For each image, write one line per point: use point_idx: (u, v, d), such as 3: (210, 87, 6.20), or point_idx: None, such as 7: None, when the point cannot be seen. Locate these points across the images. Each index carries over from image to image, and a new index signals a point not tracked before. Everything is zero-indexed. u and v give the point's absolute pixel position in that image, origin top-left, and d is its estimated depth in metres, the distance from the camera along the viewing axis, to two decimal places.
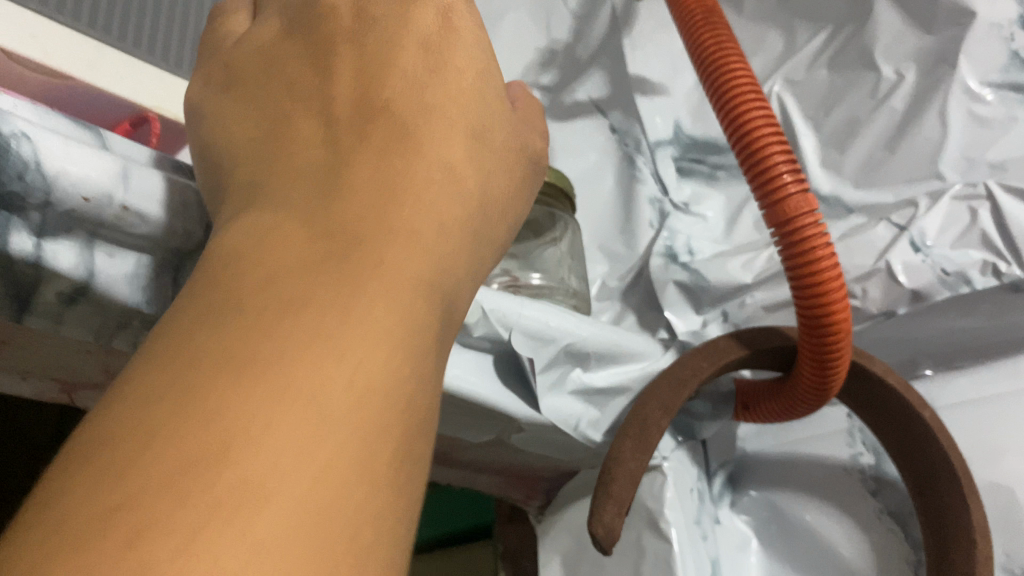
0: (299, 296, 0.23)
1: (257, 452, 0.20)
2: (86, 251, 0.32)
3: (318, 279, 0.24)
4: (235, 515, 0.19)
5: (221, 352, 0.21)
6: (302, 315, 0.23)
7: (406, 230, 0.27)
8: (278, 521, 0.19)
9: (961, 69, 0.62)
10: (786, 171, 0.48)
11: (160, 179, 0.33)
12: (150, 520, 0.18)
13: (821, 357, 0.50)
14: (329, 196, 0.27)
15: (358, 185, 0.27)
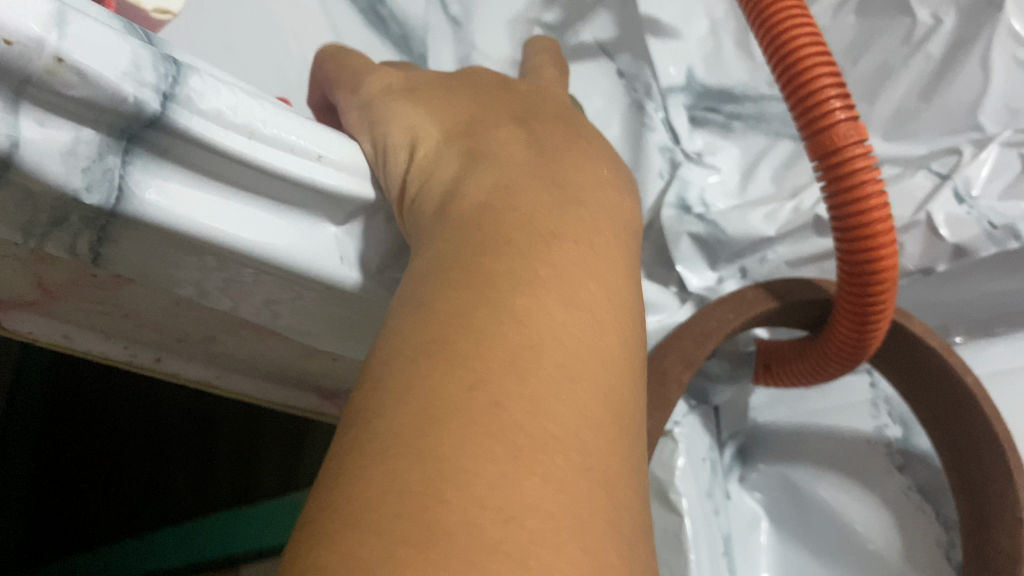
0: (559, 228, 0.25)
1: (569, 357, 0.21)
2: (8, 114, 0.25)
3: (567, 215, 0.26)
4: (559, 408, 0.20)
5: (510, 275, 0.23)
6: (564, 244, 0.24)
7: (612, 184, 0.29)
8: (585, 417, 0.20)
9: (1007, 11, 0.57)
10: (835, 97, 0.42)
11: (107, 32, 0.26)
12: (496, 421, 0.19)
13: (864, 311, 0.45)
14: (547, 148, 0.29)
15: (564, 144, 0.30)
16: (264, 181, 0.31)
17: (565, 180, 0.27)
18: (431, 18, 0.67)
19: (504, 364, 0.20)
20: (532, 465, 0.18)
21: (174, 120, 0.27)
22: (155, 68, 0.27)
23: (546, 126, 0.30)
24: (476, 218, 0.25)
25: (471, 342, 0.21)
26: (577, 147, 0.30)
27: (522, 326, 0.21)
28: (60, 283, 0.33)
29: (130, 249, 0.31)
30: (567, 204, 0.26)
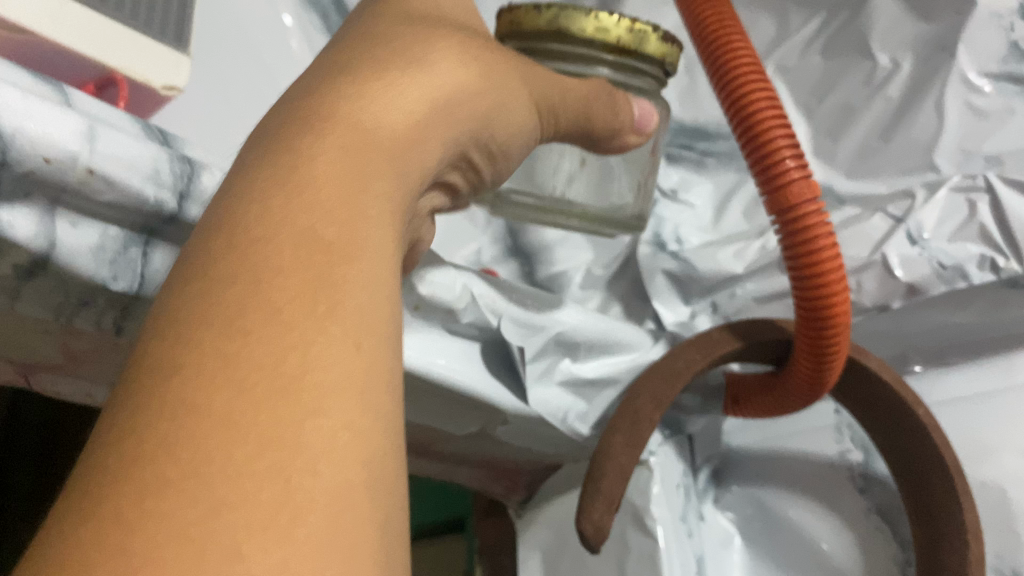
0: (296, 148, 0.24)
1: (197, 416, 0.19)
2: (47, 220, 0.29)
3: (298, 175, 0.23)
4: (185, 453, 0.18)
5: (238, 191, 0.23)
6: (305, 149, 0.24)
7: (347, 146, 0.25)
8: (199, 479, 0.18)
9: (959, 59, 0.59)
10: (789, 156, 0.45)
11: (132, 141, 0.29)
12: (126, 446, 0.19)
13: (817, 349, 0.49)
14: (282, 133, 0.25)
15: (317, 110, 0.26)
16: None
17: (282, 165, 0.24)
18: None
19: (204, 280, 0.21)
20: (198, 389, 0.19)
21: (188, 214, 0.31)
22: (172, 167, 0.30)
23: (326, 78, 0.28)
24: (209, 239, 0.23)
25: (189, 267, 0.22)
26: (381, 53, 0.28)
27: (237, 242, 0.22)
28: (85, 351, 0.37)
29: (150, 325, 0.35)
30: (272, 204, 0.23)
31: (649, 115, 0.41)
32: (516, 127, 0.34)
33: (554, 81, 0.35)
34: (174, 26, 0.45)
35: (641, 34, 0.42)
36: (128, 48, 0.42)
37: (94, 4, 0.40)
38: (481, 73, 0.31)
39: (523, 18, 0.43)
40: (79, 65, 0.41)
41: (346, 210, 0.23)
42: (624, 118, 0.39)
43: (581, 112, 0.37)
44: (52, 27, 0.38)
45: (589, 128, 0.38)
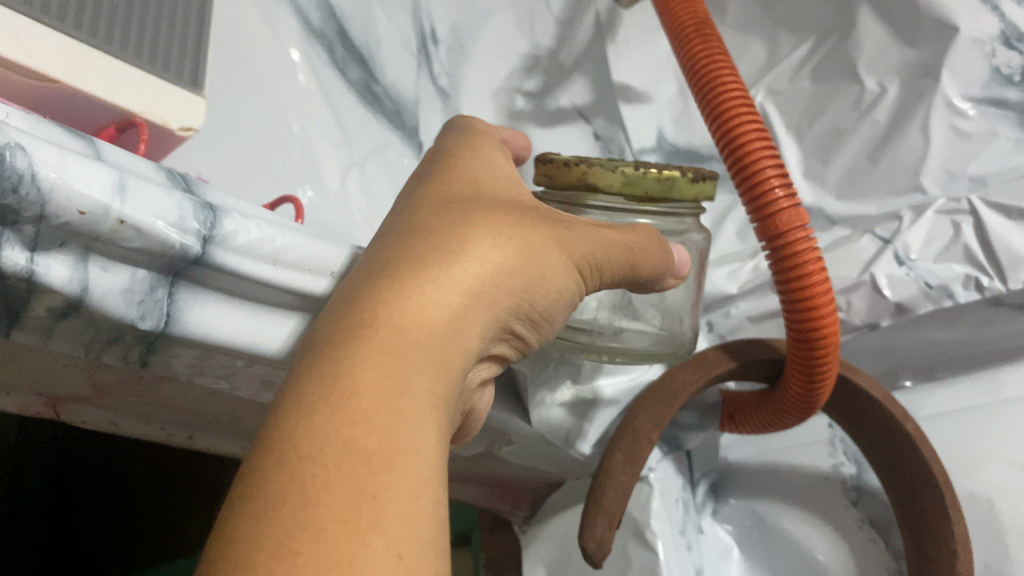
0: (397, 285, 0.27)
1: (297, 495, 0.21)
2: (80, 265, 0.31)
3: (395, 307, 0.27)
4: (287, 523, 0.20)
5: (342, 314, 0.26)
6: (405, 292, 0.27)
7: (442, 294, 0.28)
8: (292, 550, 0.20)
9: (943, 83, 0.61)
10: (778, 185, 0.47)
11: (158, 191, 0.31)
12: (241, 511, 0.21)
13: (810, 368, 0.51)
14: (389, 266, 0.28)
15: (418, 246, 0.29)
16: (282, 294, 0.36)
17: (389, 296, 0.27)
18: (422, 90, 0.72)
19: (314, 385, 0.24)
20: (307, 445, 0.22)
21: (212, 257, 0.33)
22: (196, 216, 0.32)
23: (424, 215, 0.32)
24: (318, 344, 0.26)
25: (301, 370, 0.25)
26: (469, 211, 0.32)
27: (337, 357, 0.25)
28: (110, 383, 0.39)
29: (173, 358, 0.37)
30: (376, 330, 0.26)
31: (684, 260, 0.44)
32: (576, 294, 0.36)
33: (620, 248, 0.37)
34: (190, 68, 0.47)
35: (670, 182, 0.44)
36: (148, 94, 0.44)
37: (117, 52, 0.43)
38: (556, 242, 0.34)
39: (557, 171, 0.45)
40: (102, 110, 0.43)
41: (435, 354, 0.26)
42: (657, 268, 0.41)
43: (635, 266, 0.39)
44: (81, 78, 0.41)
45: (638, 278, 0.40)
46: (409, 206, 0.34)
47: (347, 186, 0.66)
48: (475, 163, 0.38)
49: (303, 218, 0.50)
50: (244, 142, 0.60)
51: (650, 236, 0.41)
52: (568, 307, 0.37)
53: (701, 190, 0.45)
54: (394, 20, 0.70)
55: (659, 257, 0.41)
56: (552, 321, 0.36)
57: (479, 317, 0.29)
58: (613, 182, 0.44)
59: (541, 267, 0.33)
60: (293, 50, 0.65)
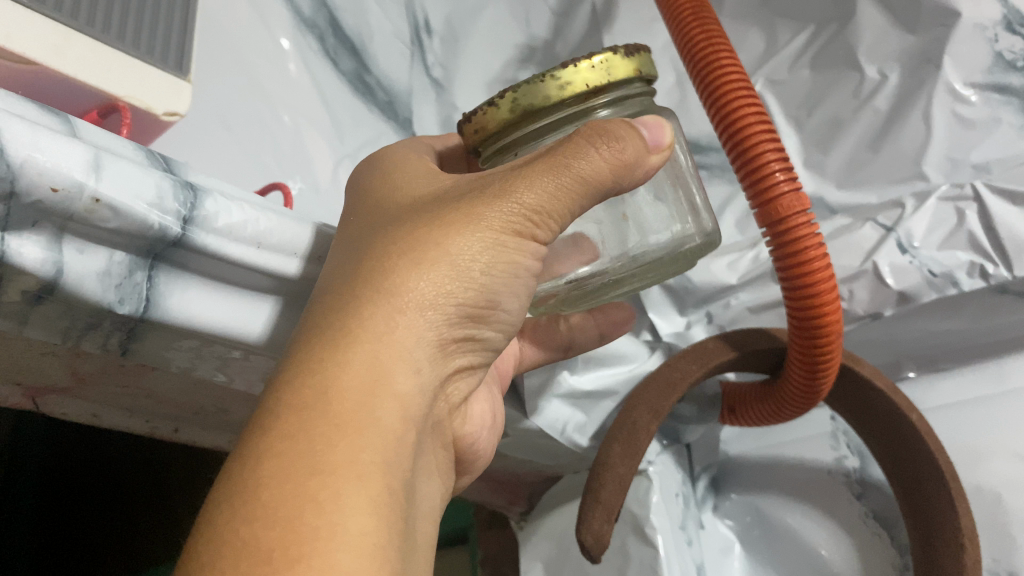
0: (295, 373, 0.29)
1: None
2: (55, 246, 0.30)
3: (304, 387, 0.28)
4: None
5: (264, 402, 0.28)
6: (317, 369, 0.29)
7: (354, 363, 0.29)
8: None
9: (945, 70, 0.59)
10: (779, 169, 0.46)
11: (136, 169, 0.30)
12: None
13: (811, 356, 0.49)
14: (303, 346, 0.30)
15: (330, 319, 0.31)
16: (263, 278, 0.35)
17: (299, 378, 0.28)
18: (415, 81, 0.72)
19: (232, 482, 0.25)
20: (224, 549, 0.24)
21: (192, 238, 0.32)
22: (176, 196, 0.31)
23: (343, 271, 0.33)
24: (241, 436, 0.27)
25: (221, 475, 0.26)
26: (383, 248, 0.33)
27: (253, 449, 0.26)
28: (91, 372, 0.38)
29: (153, 346, 0.35)
30: (286, 414, 0.27)
31: (660, 131, 0.35)
32: (527, 267, 0.35)
33: (582, 181, 0.32)
34: (174, 53, 0.46)
35: (606, 65, 0.34)
36: (132, 79, 0.43)
37: (99, 35, 0.41)
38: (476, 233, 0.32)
39: (484, 119, 0.35)
40: (83, 94, 0.41)
41: (341, 424, 0.27)
42: (632, 154, 0.33)
43: (609, 173, 0.33)
44: (61, 61, 0.39)
45: (623, 180, 0.34)
46: (330, 262, 0.35)
47: (339, 177, 0.65)
48: (389, 188, 0.37)
49: (291, 205, 0.48)
50: (233, 133, 0.58)
51: (597, 132, 0.33)
52: (528, 279, 0.36)
53: (641, 63, 0.36)
54: (387, 11, 0.70)
55: (627, 143, 0.33)
56: (506, 310, 0.35)
57: (398, 369, 0.30)
58: (547, 94, 0.34)
59: (456, 286, 0.32)
60: (284, 40, 0.64)
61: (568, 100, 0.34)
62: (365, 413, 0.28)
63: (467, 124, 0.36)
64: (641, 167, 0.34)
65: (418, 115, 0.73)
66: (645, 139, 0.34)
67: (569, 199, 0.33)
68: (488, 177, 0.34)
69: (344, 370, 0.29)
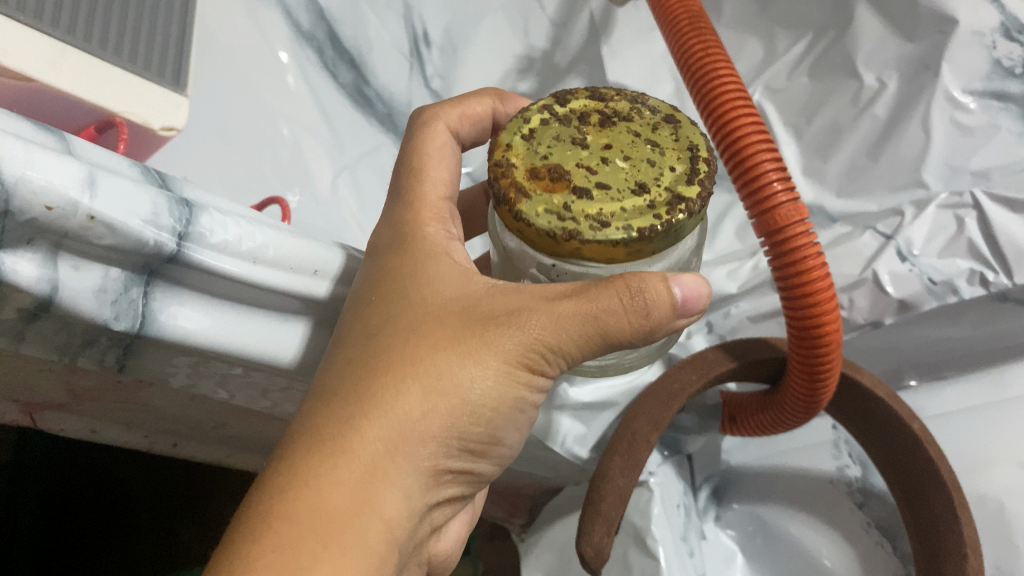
0: (291, 483, 0.30)
1: None
2: (50, 263, 0.30)
3: (297, 500, 0.30)
4: None
5: (262, 504, 0.30)
6: (315, 480, 0.30)
7: (350, 481, 0.31)
8: None
9: (944, 77, 0.59)
10: (776, 178, 0.46)
11: (131, 186, 0.30)
12: None
13: (812, 367, 0.49)
14: (308, 448, 0.31)
15: (334, 423, 0.32)
16: (265, 294, 0.35)
17: (297, 486, 0.30)
18: (414, 93, 0.72)
19: None
20: None
21: (188, 254, 0.32)
22: (171, 212, 0.31)
23: (351, 364, 0.34)
24: (233, 531, 0.30)
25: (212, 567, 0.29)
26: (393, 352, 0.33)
27: (242, 556, 0.29)
28: (88, 389, 0.38)
29: (152, 362, 0.35)
30: (279, 526, 0.29)
31: (694, 295, 0.34)
32: (530, 396, 0.35)
33: (603, 329, 0.33)
34: (172, 67, 0.46)
35: (677, 227, 0.33)
36: (128, 94, 0.43)
37: (94, 50, 0.41)
38: (487, 364, 0.33)
39: (535, 235, 0.33)
40: (80, 110, 0.42)
41: (328, 541, 0.29)
42: (657, 316, 0.33)
43: (628, 326, 0.33)
44: (57, 77, 0.40)
45: (643, 337, 0.34)
46: (331, 354, 0.35)
47: (338, 190, 0.65)
48: (410, 270, 0.36)
49: (289, 219, 0.48)
50: (230, 146, 0.58)
51: (633, 287, 0.32)
52: (529, 406, 0.36)
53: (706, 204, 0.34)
54: (385, 21, 0.70)
55: (660, 301, 0.33)
56: (507, 437, 0.36)
57: (392, 490, 0.32)
58: (615, 255, 0.33)
59: (460, 417, 0.33)
60: (281, 53, 0.64)
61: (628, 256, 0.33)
62: (352, 533, 0.30)
63: (509, 211, 0.34)
64: (665, 328, 0.34)
65: None
66: (677, 304, 0.33)
67: (587, 341, 0.33)
68: (512, 299, 0.34)
69: (339, 487, 0.30)
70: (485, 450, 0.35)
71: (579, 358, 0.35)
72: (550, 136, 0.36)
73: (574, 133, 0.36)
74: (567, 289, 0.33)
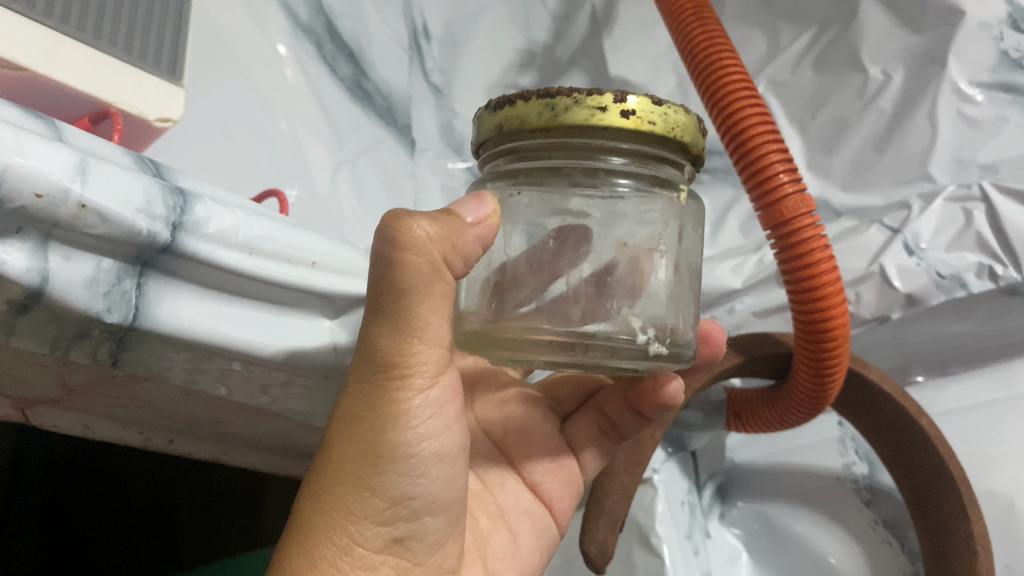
0: None
1: None
2: (39, 253, 0.29)
3: None
4: None
5: None
6: None
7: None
8: None
9: (951, 69, 0.58)
10: (782, 169, 0.45)
11: (125, 175, 0.30)
12: None
13: (817, 361, 0.48)
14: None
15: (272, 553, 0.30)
16: (258, 286, 0.34)
17: None
18: (414, 87, 0.73)
19: None
20: None
21: (183, 244, 0.31)
22: (164, 201, 0.30)
23: None
24: None
25: None
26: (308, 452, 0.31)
27: None
28: (82, 383, 0.37)
29: (145, 356, 0.34)
30: None
31: (479, 208, 0.29)
32: (414, 435, 0.30)
33: (405, 311, 0.28)
34: (168, 57, 0.45)
35: (480, 121, 0.30)
36: (122, 84, 0.42)
37: (90, 39, 0.41)
38: (357, 415, 0.29)
39: None
40: (74, 100, 0.41)
41: None
42: (449, 232, 0.28)
43: (435, 268, 0.28)
44: (51, 67, 0.39)
45: (448, 259, 0.28)
46: None
47: (337, 184, 0.65)
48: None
49: (287, 211, 0.48)
50: (230, 140, 0.57)
51: (387, 235, 0.27)
52: (423, 449, 0.30)
53: (523, 110, 0.28)
54: (386, 17, 0.70)
55: (422, 237, 0.27)
56: (416, 491, 0.30)
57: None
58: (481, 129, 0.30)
59: (367, 483, 0.29)
60: (281, 46, 0.62)
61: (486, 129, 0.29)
62: None
63: None
64: (467, 242, 0.28)
65: (417, 120, 0.73)
66: (466, 222, 0.28)
67: (408, 336, 0.28)
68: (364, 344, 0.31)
69: None
70: (403, 514, 0.30)
71: (431, 365, 0.29)
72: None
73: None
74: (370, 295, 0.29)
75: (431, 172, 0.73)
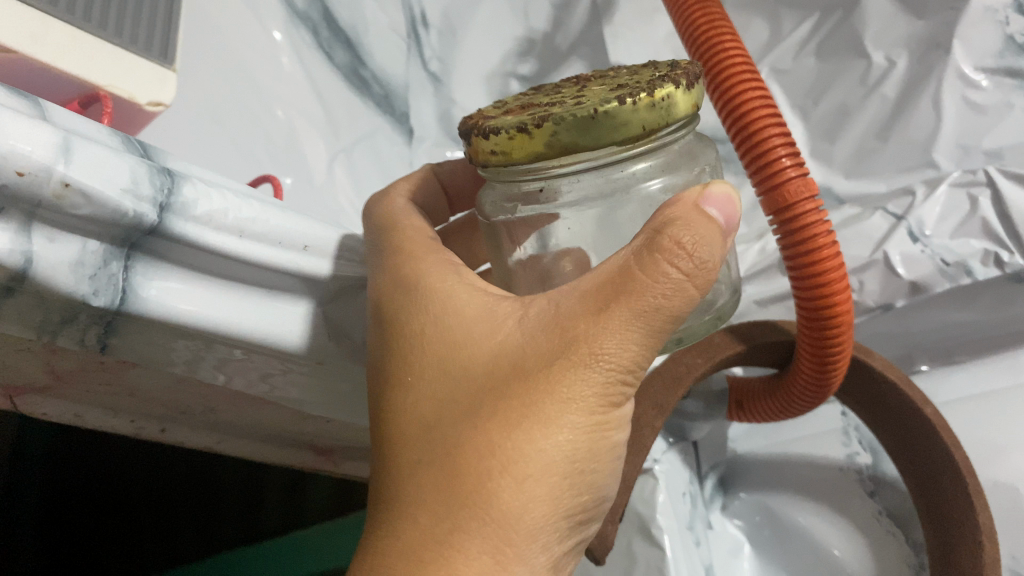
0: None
1: None
2: (23, 234, 0.28)
3: None
4: None
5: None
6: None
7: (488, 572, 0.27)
8: None
9: (955, 54, 0.57)
10: (785, 156, 0.44)
11: (109, 155, 0.29)
12: None
13: (821, 349, 0.48)
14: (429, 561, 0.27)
15: (440, 528, 0.27)
16: (249, 270, 0.34)
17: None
18: (412, 76, 0.72)
19: None
20: None
21: (170, 226, 0.30)
22: (151, 181, 0.30)
23: (420, 445, 0.29)
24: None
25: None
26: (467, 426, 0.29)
27: None
28: (71, 369, 0.37)
29: (136, 341, 0.34)
30: None
31: (723, 213, 0.28)
32: (615, 438, 0.30)
33: (658, 323, 0.27)
34: (159, 41, 0.44)
35: (666, 103, 0.27)
36: (111, 66, 0.41)
37: (79, 22, 0.40)
38: (570, 412, 0.28)
39: (500, 142, 0.28)
40: (64, 83, 0.40)
41: None
42: (711, 254, 0.27)
43: (690, 289, 0.27)
44: (40, 49, 0.38)
45: (700, 285, 0.28)
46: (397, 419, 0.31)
47: (333, 173, 0.65)
48: (433, 331, 0.32)
49: (282, 197, 0.47)
50: (224, 128, 0.56)
51: (672, 249, 0.27)
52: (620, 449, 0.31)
53: (696, 98, 0.29)
54: (382, 3, 0.69)
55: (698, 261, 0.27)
56: (609, 493, 0.31)
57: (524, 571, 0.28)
58: (603, 130, 0.27)
59: (566, 481, 0.28)
60: (276, 33, 0.62)
61: (630, 130, 0.27)
62: None
63: (476, 136, 0.29)
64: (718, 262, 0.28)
65: (415, 108, 0.72)
66: (717, 227, 0.28)
67: (646, 353, 0.28)
68: (555, 333, 0.28)
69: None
70: (594, 514, 0.30)
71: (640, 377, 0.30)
72: (525, 99, 0.31)
73: (552, 91, 0.32)
74: (608, 290, 0.27)
75: (430, 162, 0.72)
